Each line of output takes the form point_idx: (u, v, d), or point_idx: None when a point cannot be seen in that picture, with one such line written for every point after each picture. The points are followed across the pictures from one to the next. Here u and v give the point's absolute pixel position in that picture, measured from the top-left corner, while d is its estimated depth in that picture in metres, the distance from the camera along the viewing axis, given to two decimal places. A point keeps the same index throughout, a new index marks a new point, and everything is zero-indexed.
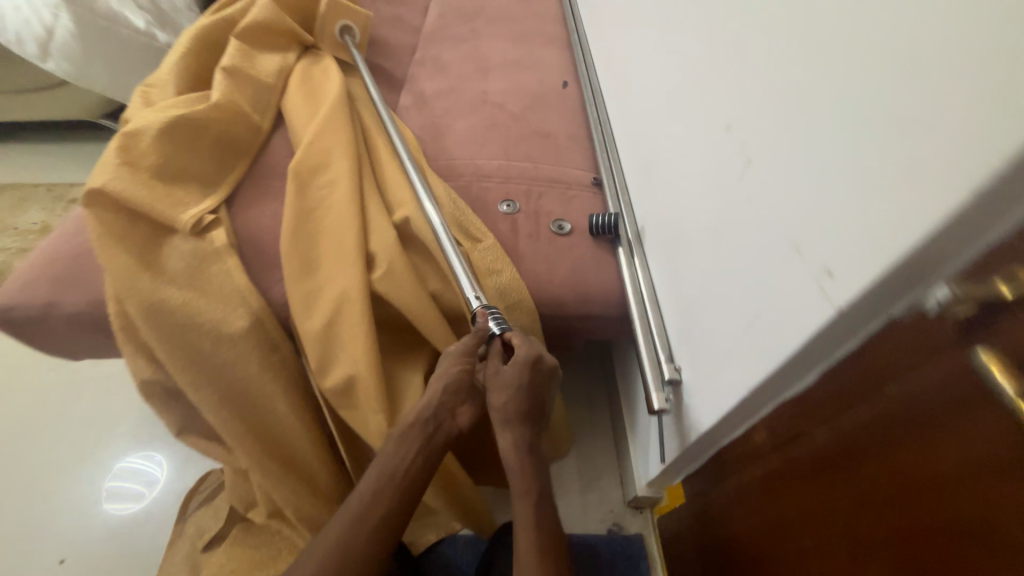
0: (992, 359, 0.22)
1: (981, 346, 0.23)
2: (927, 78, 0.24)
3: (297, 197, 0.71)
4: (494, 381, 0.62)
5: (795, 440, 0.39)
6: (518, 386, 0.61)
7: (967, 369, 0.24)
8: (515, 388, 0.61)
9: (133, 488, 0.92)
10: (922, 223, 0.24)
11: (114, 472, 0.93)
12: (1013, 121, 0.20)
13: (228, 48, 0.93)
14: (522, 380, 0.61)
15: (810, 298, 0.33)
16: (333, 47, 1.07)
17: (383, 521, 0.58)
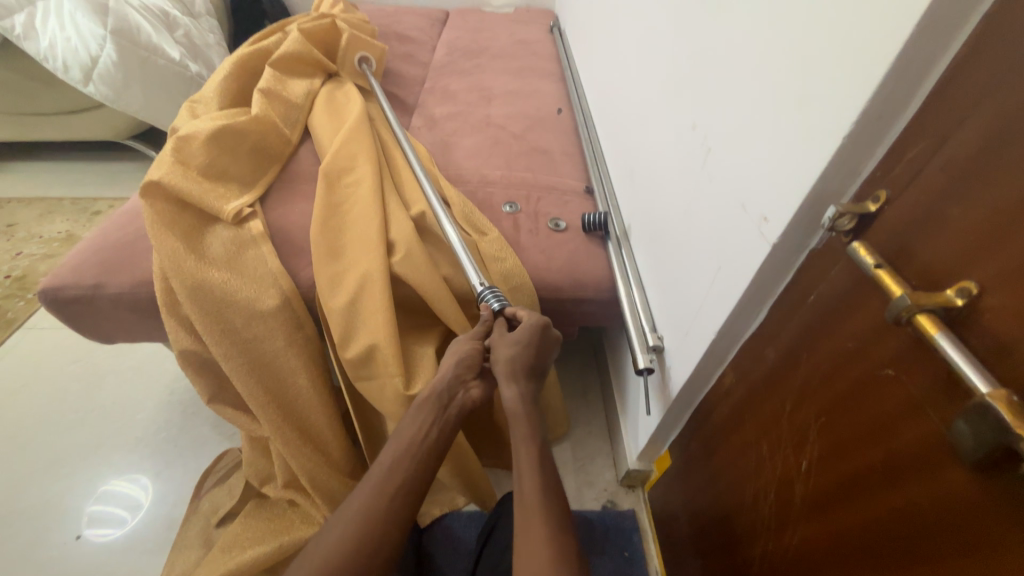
0: (860, 247, 0.30)
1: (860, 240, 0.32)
2: (806, 69, 0.34)
3: (326, 194, 0.81)
4: (500, 341, 0.69)
5: (752, 370, 0.47)
6: (526, 345, 0.68)
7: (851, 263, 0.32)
8: (523, 344, 0.68)
9: (115, 513, 0.89)
10: (811, 167, 0.34)
11: (98, 496, 0.91)
12: (850, 91, 0.30)
13: (264, 73, 1.06)
14: (526, 345, 0.68)
15: (754, 243, 0.42)
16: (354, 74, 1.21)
17: (408, 479, 0.61)
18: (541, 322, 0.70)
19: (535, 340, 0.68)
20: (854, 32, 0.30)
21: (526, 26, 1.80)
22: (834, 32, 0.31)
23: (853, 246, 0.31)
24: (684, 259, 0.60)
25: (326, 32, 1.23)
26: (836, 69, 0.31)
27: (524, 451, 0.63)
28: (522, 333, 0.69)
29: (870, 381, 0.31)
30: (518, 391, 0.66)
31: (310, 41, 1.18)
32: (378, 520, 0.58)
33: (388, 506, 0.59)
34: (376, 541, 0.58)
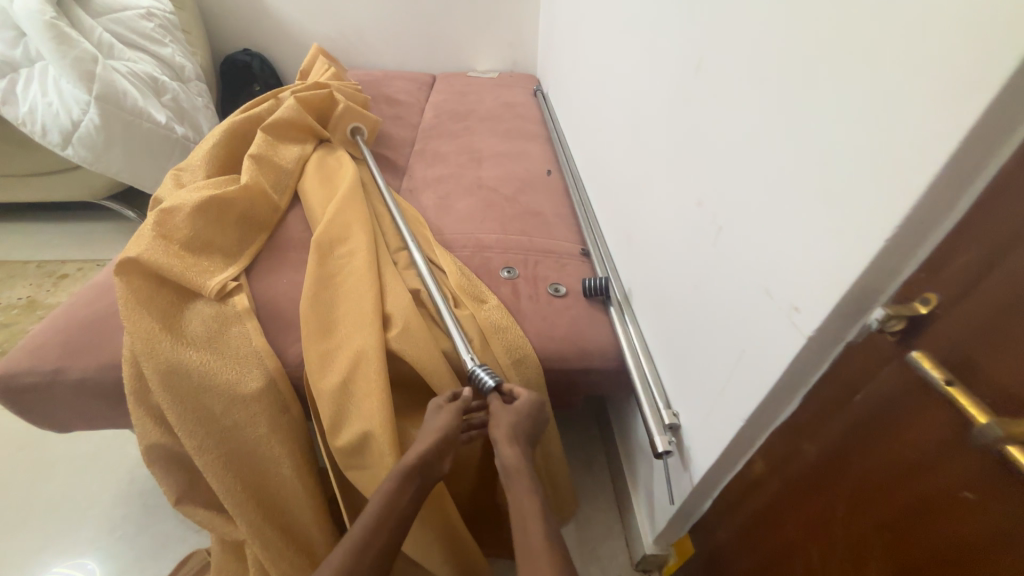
0: (924, 359, 0.30)
1: (915, 349, 0.31)
2: (836, 164, 0.34)
3: (318, 265, 0.78)
4: (500, 408, 0.65)
5: (787, 462, 0.44)
6: (526, 416, 0.65)
7: (911, 370, 0.31)
8: (522, 415, 0.65)
9: None
10: (853, 264, 0.32)
11: None
12: (896, 195, 0.29)
13: (255, 140, 1.05)
14: (524, 416, 0.65)
15: (785, 332, 0.40)
16: (345, 142, 1.23)
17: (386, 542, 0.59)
18: (539, 396, 0.67)
19: (534, 412, 0.66)
20: (892, 134, 0.30)
21: (511, 90, 1.89)
22: (869, 131, 0.31)
23: (915, 355, 0.30)
24: (697, 335, 0.58)
25: (320, 100, 1.24)
26: (874, 166, 0.31)
27: (529, 501, 0.60)
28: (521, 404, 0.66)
29: (945, 501, 0.29)
30: (519, 456, 0.62)
31: (303, 108, 1.19)
32: None
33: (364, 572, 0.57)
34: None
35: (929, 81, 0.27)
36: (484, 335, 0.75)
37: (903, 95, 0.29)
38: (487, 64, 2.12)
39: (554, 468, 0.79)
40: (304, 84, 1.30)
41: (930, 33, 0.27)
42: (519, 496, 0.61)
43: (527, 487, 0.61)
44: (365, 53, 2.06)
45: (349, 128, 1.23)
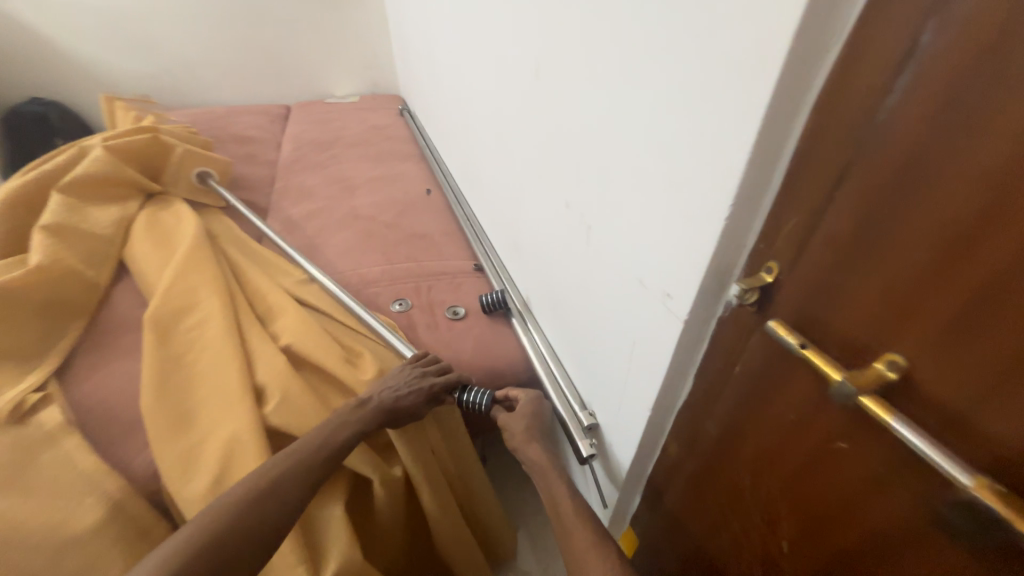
0: (779, 326, 0.30)
1: (772, 317, 0.32)
2: (672, 153, 0.35)
3: (158, 345, 0.64)
4: (508, 418, 0.66)
5: (696, 441, 0.45)
6: (534, 417, 0.66)
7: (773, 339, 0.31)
8: (530, 415, 0.66)
9: None
10: (708, 247, 0.34)
11: None
12: (726, 176, 0.31)
13: (48, 205, 0.85)
14: (532, 418, 0.66)
15: (664, 319, 0.41)
16: (191, 189, 1.06)
17: (288, 485, 0.53)
18: (537, 395, 0.69)
19: (538, 410, 0.67)
20: (709, 122, 0.31)
21: (375, 112, 1.80)
22: (691, 119, 0.32)
23: (772, 323, 0.31)
24: (592, 332, 0.58)
25: (147, 146, 1.04)
26: (702, 152, 0.32)
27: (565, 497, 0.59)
28: (524, 409, 0.66)
29: (827, 456, 0.30)
30: (542, 452, 0.63)
31: (120, 158, 0.99)
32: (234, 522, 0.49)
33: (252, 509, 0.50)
34: (274, 504, 0.51)
35: (728, 67, 0.29)
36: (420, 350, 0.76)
37: (710, 81, 0.30)
38: (345, 89, 2.00)
39: (479, 501, 0.76)
40: (115, 130, 1.08)
41: (719, 23, 0.28)
42: (546, 492, 0.61)
43: (551, 479, 0.61)
44: (198, 90, 1.82)
45: (194, 173, 1.07)
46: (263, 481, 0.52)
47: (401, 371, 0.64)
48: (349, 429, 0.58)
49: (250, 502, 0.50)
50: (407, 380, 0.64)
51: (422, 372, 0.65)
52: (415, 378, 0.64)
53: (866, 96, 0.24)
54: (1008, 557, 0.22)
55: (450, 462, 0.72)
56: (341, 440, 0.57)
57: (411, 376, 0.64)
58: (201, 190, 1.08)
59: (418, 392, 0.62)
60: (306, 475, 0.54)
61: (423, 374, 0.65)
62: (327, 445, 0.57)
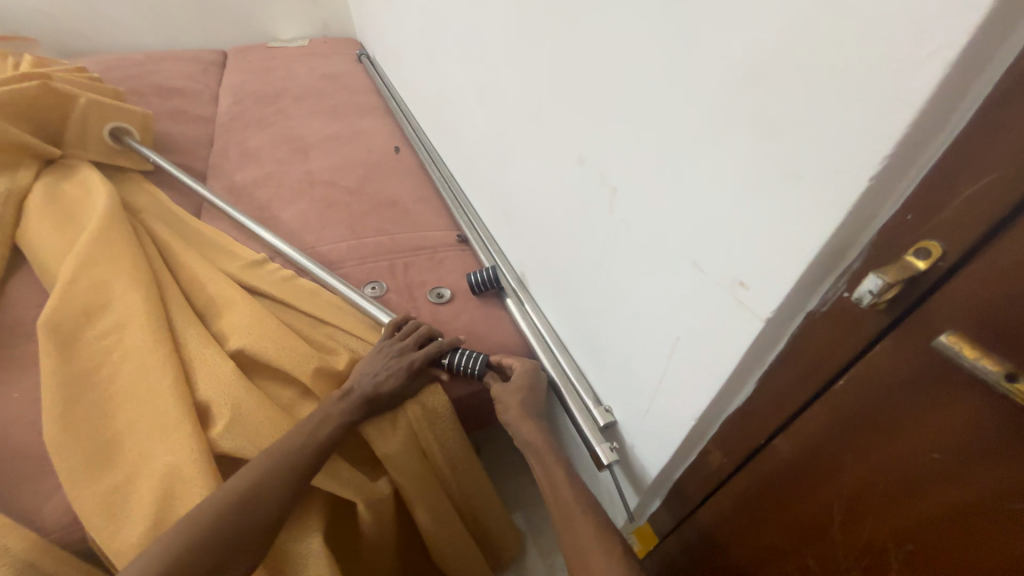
0: (962, 345, 0.21)
1: (947, 333, 0.22)
2: (772, 81, 0.24)
3: (60, 361, 0.50)
4: (499, 390, 0.58)
5: (755, 457, 0.37)
6: (531, 389, 0.58)
7: (940, 359, 0.22)
8: (527, 389, 0.57)
9: None
10: (826, 219, 0.23)
11: None
12: (879, 109, 0.20)
13: None
14: (530, 390, 0.58)
15: (729, 313, 0.31)
16: (105, 152, 0.87)
17: (264, 503, 0.44)
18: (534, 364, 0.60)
19: (535, 382, 0.58)
20: (851, 24, 0.20)
21: (328, 58, 1.57)
22: (814, 25, 0.21)
23: (945, 338, 0.22)
24: (611, 318, 0.49)
25: (43, 99, 0.82)
26: (834, 77, 0.21)
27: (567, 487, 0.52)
28: (519, 380, 0.58)
29: (1003, 510, 0.22)
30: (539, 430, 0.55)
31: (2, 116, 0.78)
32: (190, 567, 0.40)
33: (215, 544, 0.41)
34: (259, 513, 0.44)
35: None
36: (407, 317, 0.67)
37: None
38: (292, 31, 1.73)
39: (483, 510, 0.66)
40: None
41: None
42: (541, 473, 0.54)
43: (548, 459, 0.54)
44: (110, 32, 1.52)
45: (106, 130, 0.88)
46: (242, 488, 0.44)
47: (377, 354, 0.56)
48: (333, 425, 0.51)
49: (229, 513, 0.43)
50: (386, 362, 0.56)
51: (400, 350, 0.57)
52: (394, 359, 0.56)
53: None
54: None
55: (449, 473, 0.61)
56: (327, 436, 0.50)
57: (388, 358, 0.56)
58: (118, 152, 0.88)
59: (400, 374, 0.55)
60: (295, 475, 0.46)
61: (403, 351, 0.57)
62: (310, 442, 0.49)
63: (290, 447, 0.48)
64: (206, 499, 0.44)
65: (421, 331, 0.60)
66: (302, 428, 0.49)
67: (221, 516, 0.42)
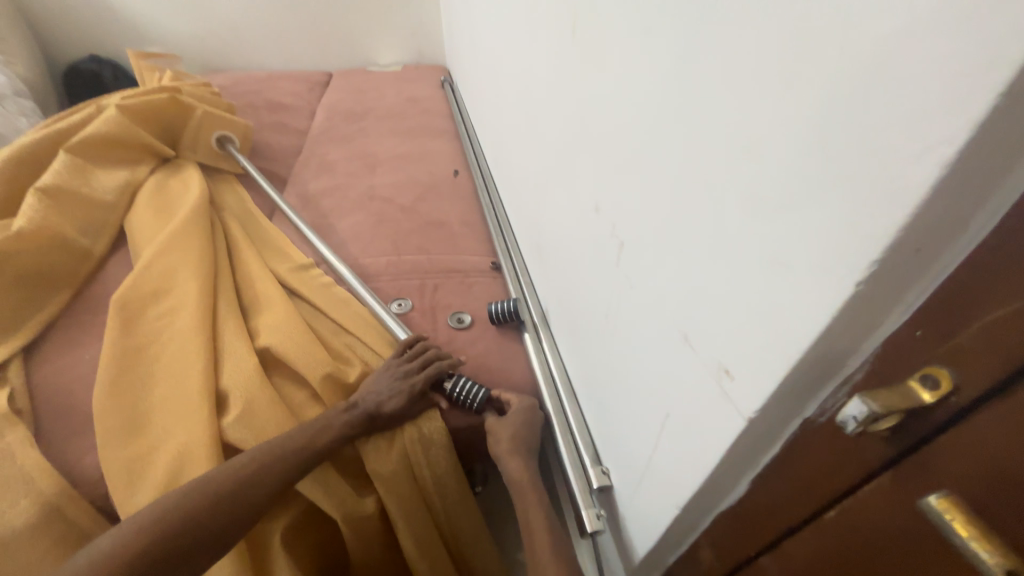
0: (946, 507, 0.16)
1: (934, 491, 0.17)
2: (769, 157, 0.22)
3: (120, 334, 0.57)
4: (494, 423, 0.58)
5: (740, 569, 0.32)
6: (526, 426, 0.57)
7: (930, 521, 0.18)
8: (522, 429, 0.57)
9: None
10: (814, 320, 0.20)
11: None
12: (872, 205, 0.17)
13: (55, 164, 0.81)
14: (525, 427, 0.57)
15: (714, 401, 0.28)
16: (209, 156, 1.00)
17: (251, 493, 0.47)
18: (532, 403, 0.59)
19: (531, 421, 0.57)
20: (846, 109, 0.17)
21: (414, 84, 1.69)
22: (812, 105, 0.19)
23: (931, 498, 0.17)
24: (613, 376, 0.46)
25: (166, 108, 0.99)
26: (829, 159, 0.18)
27: (545, 549, 0.48)
28: (515, 417, 0.57)
29: None
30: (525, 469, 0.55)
31: (133, 121, 0.94)
32: (176, 536, 0.43)
33: (199, 519, 0.44)
34: (244, 501, 0.46)
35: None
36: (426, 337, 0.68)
37: (873, 26, 0.16)
38: (389, 58, 1.90)
39: (475, 553, 0.62)
40: (141, 89, 1.04)
41: None
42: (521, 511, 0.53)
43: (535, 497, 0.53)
44: (242, 52, 1.78)
45: (213, 138, 1.00)
46: (239, 480, 0.47)
47: (384, 372, 0.58)
48: (332, 434, 0.53)
49: (221, 493, 0.45)
50: (390, 382, 0.57)
51: (405, 372, 0.58)
52: (398, 380, 0.57)
53: None
54: None
55: (440, 504, 0.59)
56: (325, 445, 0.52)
57: (393, 378, 0.57)
58: (220, 157, 1.01)
59: (403, 396, 0.56)
60: (285, 474, 0.48)
61: (408, 373, 0.58)
62: (309, 447, 0.51)
63: (289, 448, 0.50)
64: (205, 476, 0.47)
65: (428, 355, 0.61)
66: (304, 431, 0.52)
67: (202, 497, 0.45)
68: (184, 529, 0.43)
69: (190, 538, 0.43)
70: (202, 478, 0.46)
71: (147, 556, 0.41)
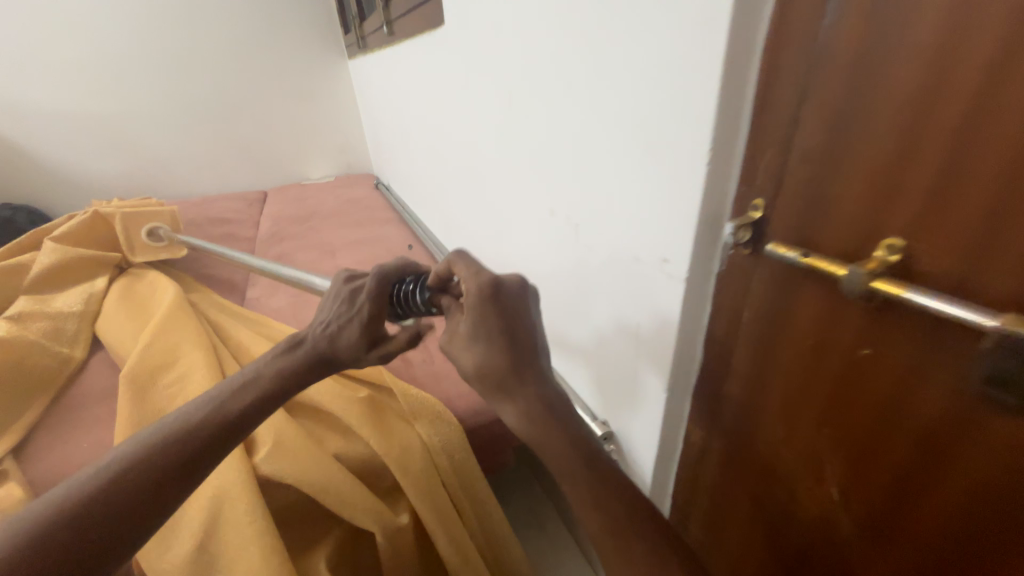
0: (779, 245, 0.31)
1: (771, 241, 0.32)
2: (649, 123, 0.38)
3: (134, 405, 0.59)
4: (456, 342, 0.46)
5: (718, 415, 0.44)
6: (493, 336, 0.45)
7: (783, 266, 0.32)
8: (487, 333, 0.45)
9: None
10: (695, 198, 0.36)
11: None
12: (696, 126, 0.34)
13: (18, 301, 0.82)
14: (493, 330, 0.45)
15: (664, 286, 0.42)
16: (150, 250, 1.05)
17: (181, 446, 0.42)
18: (492, 280, 0.46)
19: (497, 323, 0.45)
20: (673, 88, 0.35)
21: (352, 188, 1.89)
22: (658, 91, 0.36)
23: (771, 247, 0.32)
24: (593, 333, 0.59)
25: (97, 225, 1.05)
26: (677, 109, 0.35)
27: None
28: (474, 315, 0.45)
29: (859, 359, 0.30)
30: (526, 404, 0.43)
31: (75, 244, 0.99)
32: (92, 503, 0.37)
33: (120, 483, 0.39)
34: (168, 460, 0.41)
35: (683, 33, 0.33)
36: (423, 365, 0.76)
37: (671, 50, 0.34)
38: (321, 171, 2.11)
39: (502, 547, 0.67)
40: (59, 223, 1.08)
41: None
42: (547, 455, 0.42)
43: (557, 435, 0.42)
44: (176, 183, 1.87)
45: (143, 230, 1.08)
46: (158, 444, 0.42)
47: (330, 300, 0.53)
48: (276, 376, 0.49)
49: (139, 459, 0.40)
50: (337, 310, 0.51)
51: (351, 292, 0.51)
52: (345, 306, 0.51)
53: (810, 14, 0.27)
54: (997, 383, 0.23)
55: (463, 504, 0.64)
56: (266, 388, 0.48)
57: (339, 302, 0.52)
58: (159, 247, 1.08)
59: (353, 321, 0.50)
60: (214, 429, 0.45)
61: (355, 295, 0.52)
62: (248, 391, 0.48)
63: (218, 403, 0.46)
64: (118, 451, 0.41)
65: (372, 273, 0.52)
66: (248, 376, 0.49)
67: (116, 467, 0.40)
68: (100, 498, 0.38)
69: (167, 467, 0.41)
70: (154, 430, 0.43)
71: (129, 493, 0.39)
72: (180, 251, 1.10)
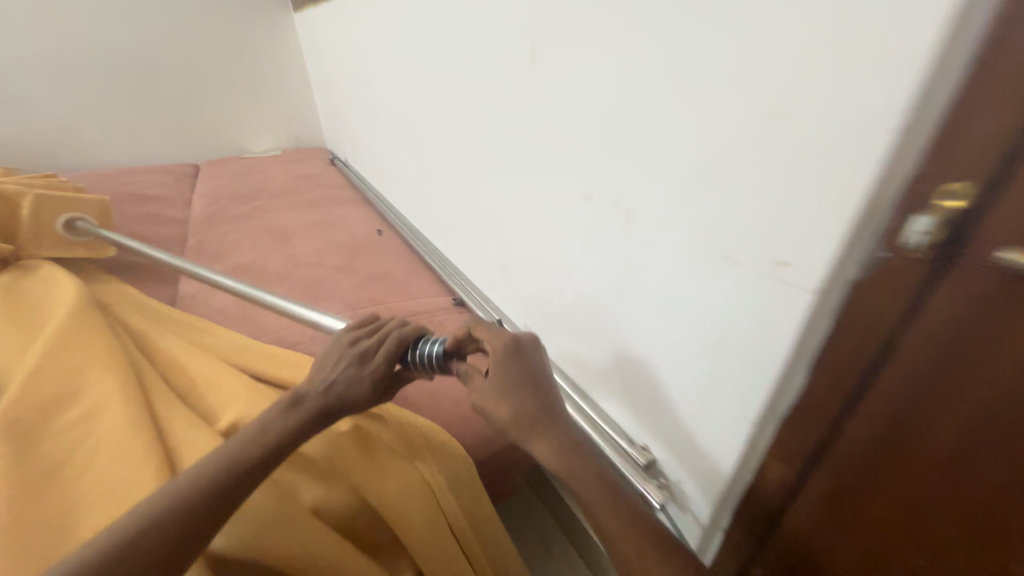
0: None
1: (1002, 246, 0.23)
2: (788, 71, 0.28)
3: (14, 459, 0.42)
4: (487, 398, 0.44)
5: (825, 454, 0.35)
6: (523, 385, 0.44)
7: (1010, 279, 0.23)
8: (521, 385, 0.44)
9: None
10: (864, 177, 0.26)
11: None
12: (889, 70, 0.23)
13: None
14: (524, 379, 0.44)
15: (776, 294, 0.32)
16: (62, 248, 0.84)
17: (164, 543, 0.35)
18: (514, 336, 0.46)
19: (528, 373, 0.44)
20: (847, 16, 0.24)
21: (303, 163, 1.65)
22: (817, 22, 0.25)
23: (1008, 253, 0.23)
24: (637, 345, 0.49)
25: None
26: (848, 54, 0.25)
27: None
28: (503, 368, 0.45)
29: None
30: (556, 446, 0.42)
31: None
32: None
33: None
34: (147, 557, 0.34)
35: None
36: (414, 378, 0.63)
37: None
38: (265, 144, 1.83)
39: None
40: None
41: None
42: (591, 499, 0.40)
43: (593, 478, 0.40)
44: (83, 153, 1.55)
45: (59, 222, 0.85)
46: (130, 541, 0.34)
47: (332, 358, 0.46)
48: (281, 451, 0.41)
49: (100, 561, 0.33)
50: (345, 370, 0.45)
51: (364, 352, 0.46)
52: (356, 364, 0.46)
53: None
54: None
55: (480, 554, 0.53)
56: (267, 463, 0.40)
57: (345, 362, 0.46)
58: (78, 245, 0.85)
59: (370, 382, 0.45)
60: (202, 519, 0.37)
61: (366, 353, 0.46)
62: (238, 469, 0.39)
63: (203, 490, 0.37)
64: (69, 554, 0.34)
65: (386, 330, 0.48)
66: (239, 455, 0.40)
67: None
68: None
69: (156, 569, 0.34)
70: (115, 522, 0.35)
71: None
72: (107, 251, 0.89)
